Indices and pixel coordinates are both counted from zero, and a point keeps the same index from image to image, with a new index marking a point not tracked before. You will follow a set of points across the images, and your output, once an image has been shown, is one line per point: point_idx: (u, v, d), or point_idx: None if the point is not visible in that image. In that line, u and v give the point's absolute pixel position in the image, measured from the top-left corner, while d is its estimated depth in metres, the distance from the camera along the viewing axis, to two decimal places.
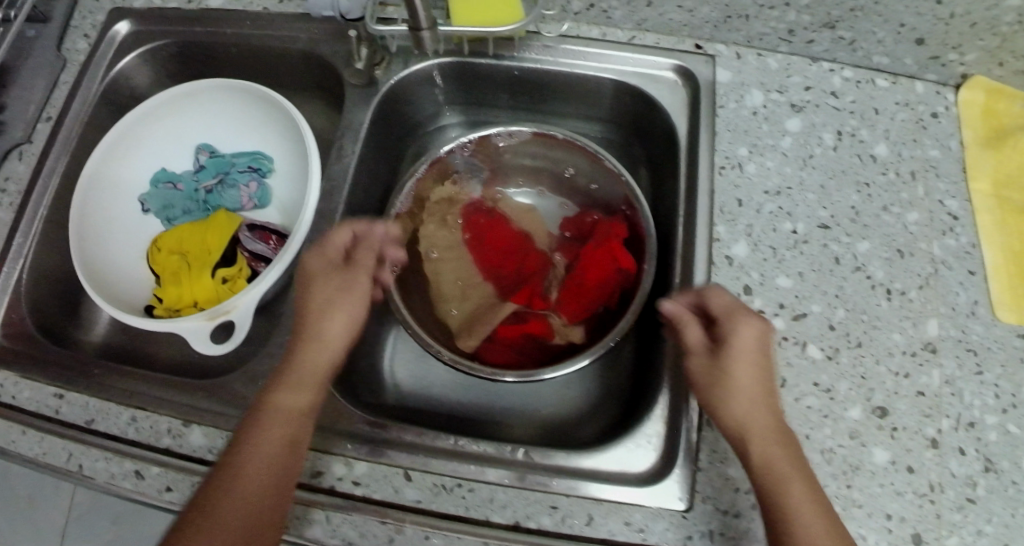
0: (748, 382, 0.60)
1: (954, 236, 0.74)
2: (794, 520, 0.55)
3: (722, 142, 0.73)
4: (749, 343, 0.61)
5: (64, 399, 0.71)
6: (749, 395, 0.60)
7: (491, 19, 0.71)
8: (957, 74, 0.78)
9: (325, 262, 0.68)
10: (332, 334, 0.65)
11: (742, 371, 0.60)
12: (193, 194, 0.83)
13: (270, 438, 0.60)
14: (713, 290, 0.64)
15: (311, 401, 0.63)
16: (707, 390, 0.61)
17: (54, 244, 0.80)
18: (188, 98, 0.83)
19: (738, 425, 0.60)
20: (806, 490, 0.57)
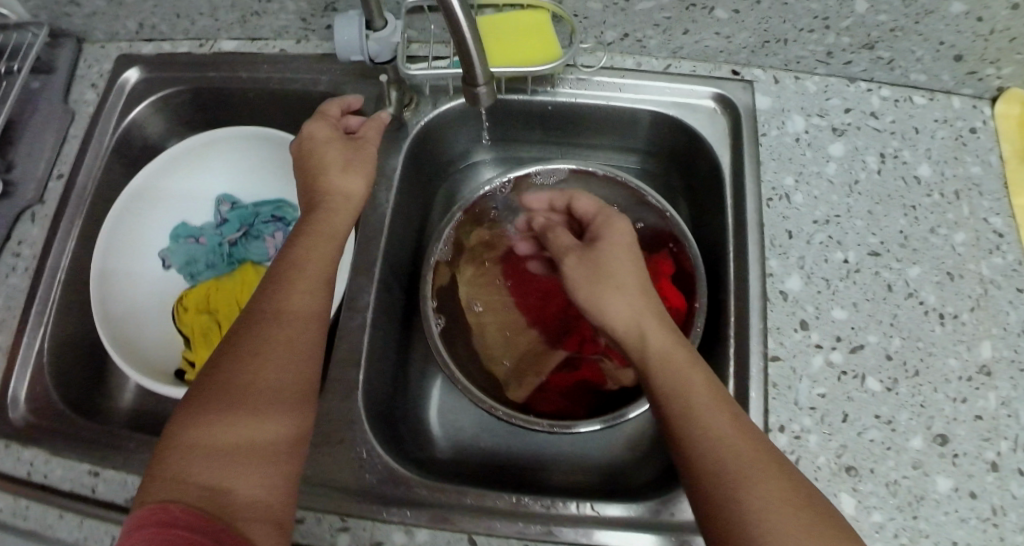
0: (623, 278, 0.63)
1: (1001, 255, 0.72)
2: (702, 428, 0.53)
3: (767, 173, 0.72)
4: (618, 238, 0.66)
5: (100, 476, 0.67)
6: (621, 284, 0.62)
7: (539, 50, 0.70)
8: (992, 88, 0.77)
9: (330, 132, 0.71)
10: (353, 182, 0.69)
11: (614, 263, 0.64)
12: (217, 248, 0.81)
13: (269, 366, 0.57)
14: (581, 201, 0.72)
15: (284, 337, 0.59)
16: (590, 286, 0.63)
17: (73, 307, 0.77)
18: (208, 148, 0.82)
19: (626, 318, 0.60)
20: (708, 397, 0.55)
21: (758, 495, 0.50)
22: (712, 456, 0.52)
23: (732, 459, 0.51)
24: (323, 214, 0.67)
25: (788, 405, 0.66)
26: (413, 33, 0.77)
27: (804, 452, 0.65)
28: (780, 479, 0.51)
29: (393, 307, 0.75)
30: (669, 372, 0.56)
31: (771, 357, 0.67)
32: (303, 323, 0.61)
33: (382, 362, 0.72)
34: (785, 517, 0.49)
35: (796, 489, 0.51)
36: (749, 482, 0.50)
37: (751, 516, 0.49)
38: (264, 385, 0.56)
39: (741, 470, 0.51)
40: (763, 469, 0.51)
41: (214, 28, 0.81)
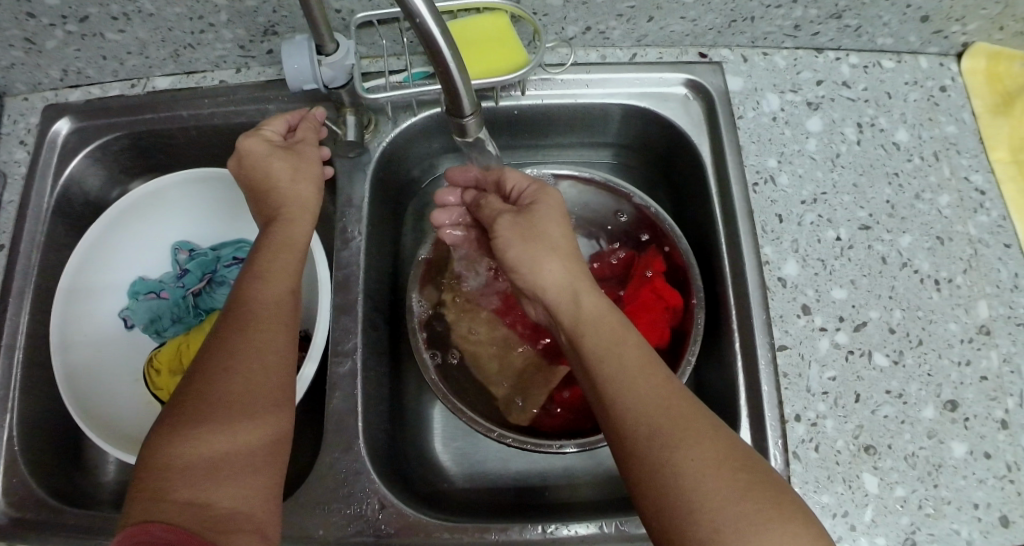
0: (557, 242, 0.61)
1: (986, 212, 0.72)
2: (634, 392, 0.52)
3: (750, 156, 0.71)
4: (551, 205, 0.63)
5: None
6: (554, 247, 0.60)
7: (511, 36, 0.67)
8: (958, 44, 0.76)
9: (267, 145, 0.66)
10: (305, 190, 0.66)
11: (548, 226, 0.61)
12: (181, 301, 0.75)
13: (244, 376, 0.54)
14: (512, 169, 0.67)
15: (265, 352, 0.56)
16: (520, 251, 0.61)
17: (38, 386, 0.71)
18: (157, 197, 0.77)
19: (561, 284, 0.59)
20: (641, 362, 0.53)
21: (688, 457, 0.48)
22: (642, 418, 0.50)
23: (661, 420, 0.50)
24: (295, 227, 0.64)
25: (802, 394, 0.65)
26: (363, 49, 0.72)
27: (823, 439, 0.63)
28: (716, 441, 0.49)
29: (380, 342, 0.71)
30: (598, 335, 0.55)
31: (778, 347, 0.66)
32: (276, 327, 0.58)
33: (379, 402, 0.69)
34: (718, 481, 0.47)
35: (732, 451, 0.49)
36: (678, 444, 0.49)
37: (682, 480, 0.47)
38: (249, 393, 0.53)
39: (672, 431, 0.49)
40: (698, 434, 0.49)
41: (146, 66, 0.75)
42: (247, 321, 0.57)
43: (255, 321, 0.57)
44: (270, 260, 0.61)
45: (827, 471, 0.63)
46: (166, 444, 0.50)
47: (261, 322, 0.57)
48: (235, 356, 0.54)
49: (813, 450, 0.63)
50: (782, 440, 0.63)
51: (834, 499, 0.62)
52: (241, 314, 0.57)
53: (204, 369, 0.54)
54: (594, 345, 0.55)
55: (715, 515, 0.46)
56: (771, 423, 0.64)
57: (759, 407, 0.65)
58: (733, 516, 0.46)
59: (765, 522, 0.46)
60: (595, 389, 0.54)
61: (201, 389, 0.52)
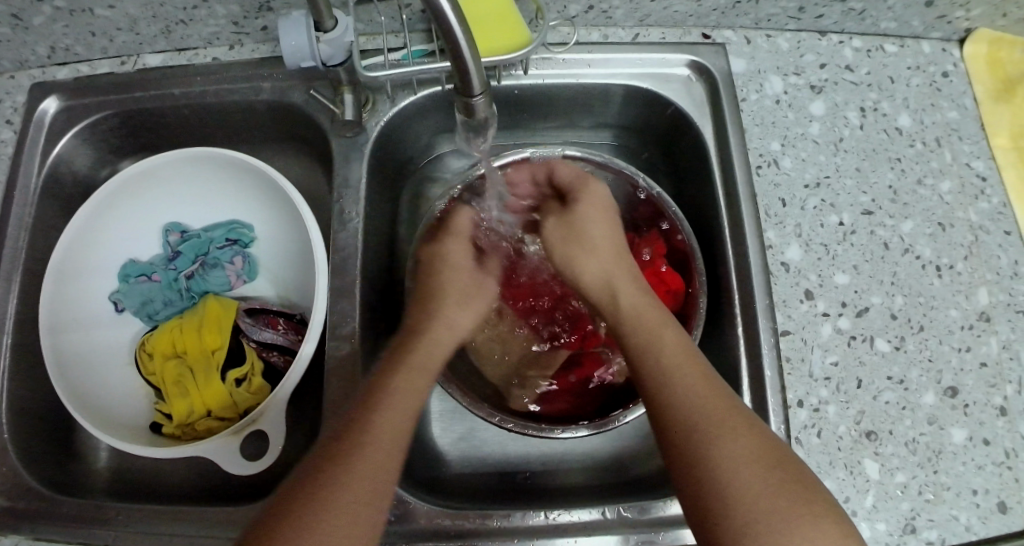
0: (602, 240, 0.66)
1: (986, 199, 0.73)
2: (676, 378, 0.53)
3: (753, 139, 0.70)
4: (594, 206, 0.67)
5: None
6: (594, 247, 0.65)
7: (511, 18, 0.65)
8: (961, 30, 0.76)
9: (465, 252, 0.70)
10: (466, 318, 0.68)
11: (588, 228, 0.66)
12: (173, 284, 0.74)
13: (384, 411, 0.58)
14: (560, 163, 0.71)
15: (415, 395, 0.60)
16: (563, 252, 0.66)
17: (27, 372, 0.69)
18: (146, 179, 0.74)
19: (599, 280, 0.63)
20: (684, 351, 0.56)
21: (725, 450, 0.49)
22: (678, 408, 0.52)
23: (699, 411, 0.51)
24: (458, 316, 0.67)
25: (804, 379, 0.64)
26: (360, 26, 0.71)
27: (824, 424, 0.63)
28: (755, 439, 0.50)
29: (377, 325, 0.70)
30: (637, 329, 0.58)
31: (781, 332, 0.65)
32: (425, 368, 0.62)
33: None
34: (755, 470, 0.48)
35: (771, 450, 0.50)
36: (716, 437, 0.50)
37: (718, 473, 0.49)
38: (380, 449, 0.56)
39: (711, 424, 0.50)
40: (738, 429, 0.50)
41: (137, 42, 0.73)
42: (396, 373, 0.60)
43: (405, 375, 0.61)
44: (437, 316, 0.66)
45: (828, 456, 0.63)
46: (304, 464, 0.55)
47: (414, 363, 0.62)
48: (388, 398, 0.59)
49: (816, 436, 0.63)
50: (786, 426, 0.63)
51: (836, 485, 0.62)
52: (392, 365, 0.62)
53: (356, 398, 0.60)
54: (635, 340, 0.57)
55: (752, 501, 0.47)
56: (773, 409, 0.63)
57: (762, 392, 0.64)
58: (771, 506, 0.47)
59: (804, 520, 0.46)
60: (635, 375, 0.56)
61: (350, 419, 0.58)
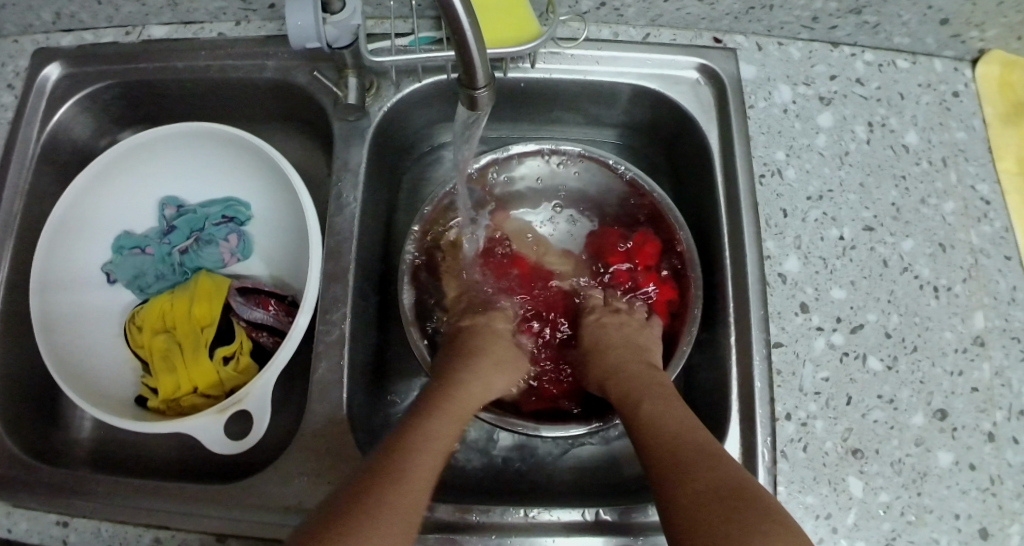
0: (606, 339, 0.68)
1: (989, 223, 0.72)
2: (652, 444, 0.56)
3: (758, 148, 0.69)
4: (603, 315, 0.71)
5: (69, 526, 0.61)
6: (598, 349, 0.68)
7: (523, 10, 0.65)
8: (974, 50, 0.76)
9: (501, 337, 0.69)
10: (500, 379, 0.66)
11: (595, 332, 0.69)
12: (166, 258, 0.73)
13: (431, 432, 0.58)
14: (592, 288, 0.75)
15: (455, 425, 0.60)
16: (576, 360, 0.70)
17: (14, 339, 0.68)
18: (144, 151, 0.73)
19: (597, 377, 0.66)
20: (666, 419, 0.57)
21: (688, 489, 0.51)
22: (653, 459, 0.55)
23: (667, 461, 0.54)
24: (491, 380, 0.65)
25: (794, 392, 0.64)
26: (369, 9, 0.70)
27: (811, 439, 0.63)
28: (724, 483, 0.51)
29: (368, 312, 0.70)
30: (626, 405, 0.61)
31: (774, 344, 0.65)
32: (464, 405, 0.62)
33: (365, 374, 0.67)
34: (714, 527, 0.48)
35: (735, 492, 0.50)
36: (684, 478, 0.52)
37: (678, 509, 0.50)
38: (413, 490, 0.53)
39: (682, 468, 0.52)
40: (709, 473, 0.51)
41: (143, 13, 0.72)
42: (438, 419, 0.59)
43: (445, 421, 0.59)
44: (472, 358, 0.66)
45: (813, 472, 0.63)
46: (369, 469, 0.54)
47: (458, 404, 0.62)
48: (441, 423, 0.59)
49: (801, 450, 0.63)
50: (772, 438, 0.63)
51: (818, 500, 0.62)
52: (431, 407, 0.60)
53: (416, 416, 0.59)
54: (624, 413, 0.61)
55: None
56: (761, 420, 0.63)
57: (750, 403, 0.64)
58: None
59: None
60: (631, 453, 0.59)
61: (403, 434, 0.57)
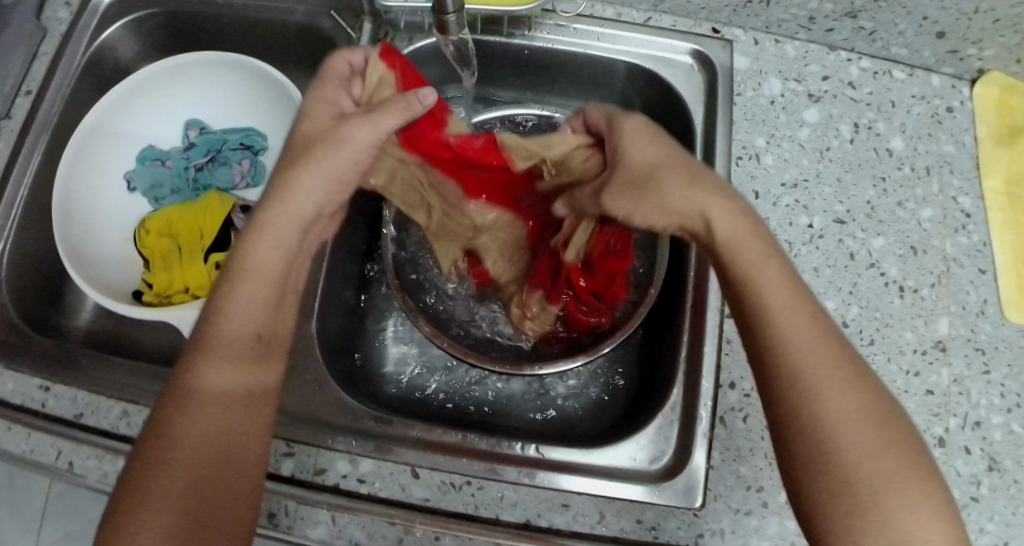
0: (674, 165, 0.55)
1: (966, 234, 0.73)
2: (803, 349, 0.50)
3: (739, 132, 0.73)
4: (635, 129, 0.58)
5: (51, 392, 0.66)
6: (668, 175, 0.55)
7: None
8: (974, 69, 0.77)
9: (327, 120, 0.60)
10: (298, 201, 0.57)
11: (651, 156, 0.56)
12: (182, 173, 0.80)
13: (190, 434, 0.50)
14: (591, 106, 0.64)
15: (223, 405, 0.51)
16: (636, 203, 0.56)
17: (36, 224, 0.75)
18: (177, 74, 0.80)
19: (685, 211, 0.54)
20: (808, 315, 0.51)
21: (836, 409, 0.49)
22: (799, 366, 0.50)
23: (816, 369, 0.50)
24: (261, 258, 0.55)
25: (741, 363, 0.66)
26: None
27: (753, 410, 0.65)
28: (868, 405, 0.50)
29: (354, 241, 0.75)
30: (742, 267, 0.53)
31: (727, 314, 0.67)
32: (226, 383, 0.52)
33: (337, 296, 0.73)
34: (880, 458, 0.48)
35: (876, 413, 0.50)
36: (830, 395, 0.49)
37: (833, 432, 0.49)
38: (182, 512, 0.48)
39: (828, 385, 0.50)
40: (850, 390, 0.50)
41: None
42: (176, 428, 0.50)
43: (187, 427, 0.50)
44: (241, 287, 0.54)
45: (750, 443, 0.64)
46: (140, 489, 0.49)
47: (218, 379, 0.52)
48: (202, 412, 0.51)
49: (741, 420, 0.65)
50: (712, 405, 0.64)
51: (752, 472, 0.63)
52: (165, 416, 0.51)
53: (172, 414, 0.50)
54: (741, 281, 0.53)
55: (877, 493, 0.47)
56: (705, 385, 0.65)
57: (697, 367, 0.65)
58: (897, 501, 0.47)
59: (903, 491, 0.48)
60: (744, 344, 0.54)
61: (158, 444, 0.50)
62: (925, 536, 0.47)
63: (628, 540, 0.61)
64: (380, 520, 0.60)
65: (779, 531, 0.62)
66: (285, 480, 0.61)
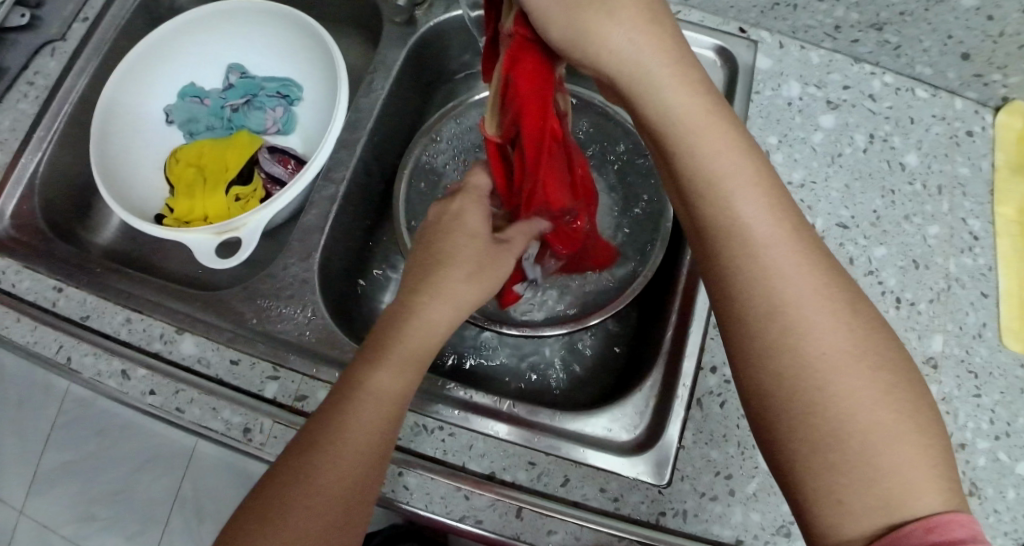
0: (632, 10, 0.52)
1: (972, 256, 0.72)
2: (781, 282, 0.48)
3: (753, 128, 0.74)
4: None
5: (63, 292, 0.69)
6: (613, 11, 0.52)
7: None
8: (997, 96, 0.76)
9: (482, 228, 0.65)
10: (461, 285, 0.61)
11: None
12: (218, 111, 0.84)
13: (361, 436, 0.54)
14: None
15: (392, 409, 0.56)
16: (566, 25, 0.53)
17: (76, 140, 0.79)
18: (228, 17, 0.85)
19: (633, 64, 0.52)
20: (779, 231, 0.49)
21: (819, 339, 0.47)
22: (773, 290, 0.48)
23: (791, 292, 0.48)
24: (423, 337, 0.59)
25: None
26: None
27: (731, 395, 0.64)
28: (852, 331, 0.47)
29: (369, 192, 0.78)
30: (696, 161, 0.51)
31: None
32: (391, 398, 0.56)
33: (344, 240, 0.75)
34: (868, 390, 0.46)
35: (860, 338, 0.47)
36: (809, 325, 0.47)
37: (816, 366, 0.46)
38: (337, 501, 0.52)
39: (801, 310, 0.48)
40: (828, 311, 0.48)
41: None
42: (345, 422, 0.54)
43: (354, 416, 0.54)
44: (406, 335, 0.58)
45: (723, 430, 0.63)
46: (304, 475, 0.53)
47: (390, 395, 0.56)
48: (372, 417, 0.55)
49: (718, 405, 0.64)
50: (691, 386, 0.64)
51: (722, 458, 0.62)
52: (333, 410, 0.55)
53: (341, 414, 0.54)
54: (693, 177, 0.51)
55: (868, 443, 0.45)
56: (686, 365, 0.65)
57: (680, 346, 0.66)
58: (890, 452, 0.44)
59: (895, 429, 0.45)
60: (706, 274, 0.52)
61: (324, 432, 0.54)
62: (919, 483, 0.44)
63: (588, 507, 0.61)
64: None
65: (742, 521, 0.60)
66: (267, 401, 0.63)
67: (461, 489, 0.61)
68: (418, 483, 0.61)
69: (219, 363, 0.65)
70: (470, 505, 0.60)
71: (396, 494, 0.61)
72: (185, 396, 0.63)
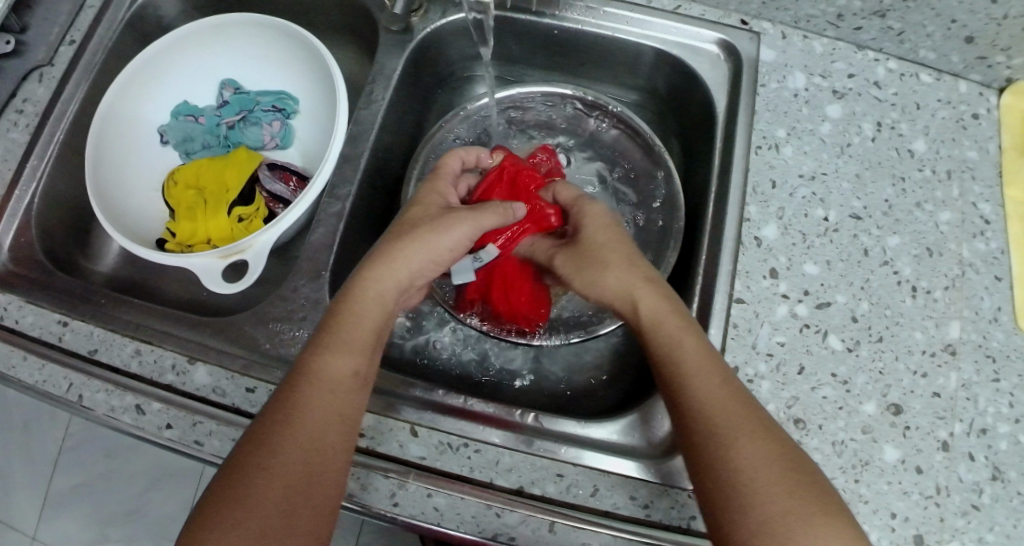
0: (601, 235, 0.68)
1: (984, 240, 0.72)
2: (713, 411, 0.54)
3: (761, 122, 0.73)
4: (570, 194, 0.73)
5: (68, 327, 0.67)
6: (602, 260, 0.66)
7: None
8: (1002, 77, 0.76)
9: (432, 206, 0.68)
10: (414, 261, 0.64)
11: (584, 223, 0.70)
12: (214, 129, 0.82)
13: (316, 409, 0.54)
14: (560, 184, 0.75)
15: (351, 384, 0.56)
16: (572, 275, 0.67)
17: (68, 166, 0.77)
18: (216, 32, 0.82)
19: (618, 290, 0.63)
20: (719, 383, 0.55)
21: (747, 461, 0.51)
22: (710, 413, 0.54)
23: (724, 420, 0.53)
24: (371, 314, 0.60)
25: (746, 347, 0.67)
26: None
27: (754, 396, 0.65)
28: (780, 454, 0.52)
29: (374, 205, 0.77)
30: (662, 336, 0.58)
31: (735, 299, 0.68)
32: (343, 379, 0.56)
33: (352, 255, 0.74)
34: (793, 498, 0.50)
35: (788, 461, 0.52)
36: (737, 445, 0.52)
37: (746, 481, 0.51)
38: (296, 476, 0.51)
39: (732, 433, 0.53)
40: (758, 438, 0.53)
41: None
42: (302, 397, 0.54)
43: (304, 402, 0.54)
44: (351, 311, 0.60)
45: None
46: (261, 451, 0.52)
47: (345, 369, 0.57)
48: (331, 392, 0.55)
49: None
50: None
51: None
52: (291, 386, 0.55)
53: (300, 392, 0.55)
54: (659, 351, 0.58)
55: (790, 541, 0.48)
56: None
57: None
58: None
59: (819, 530, 0.48)
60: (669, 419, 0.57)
61: (279, 407, 0.54)
62: None
63: (620, 516, 0.60)
64: (376, 474, 0.61)
65: None
66: None
67: (491, 507, 0.60)
68: (448, 503, 0.60)
69: (234, 391, 0.64)
70: (502, 522, 0.59)
71: (426, 515, 0.60)
72: (203, 428, 0.62)
